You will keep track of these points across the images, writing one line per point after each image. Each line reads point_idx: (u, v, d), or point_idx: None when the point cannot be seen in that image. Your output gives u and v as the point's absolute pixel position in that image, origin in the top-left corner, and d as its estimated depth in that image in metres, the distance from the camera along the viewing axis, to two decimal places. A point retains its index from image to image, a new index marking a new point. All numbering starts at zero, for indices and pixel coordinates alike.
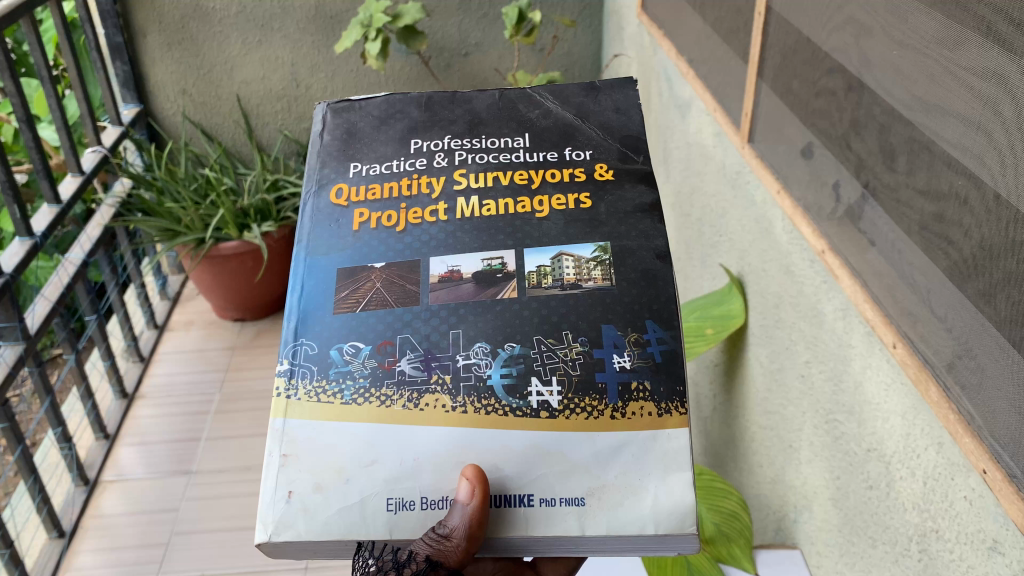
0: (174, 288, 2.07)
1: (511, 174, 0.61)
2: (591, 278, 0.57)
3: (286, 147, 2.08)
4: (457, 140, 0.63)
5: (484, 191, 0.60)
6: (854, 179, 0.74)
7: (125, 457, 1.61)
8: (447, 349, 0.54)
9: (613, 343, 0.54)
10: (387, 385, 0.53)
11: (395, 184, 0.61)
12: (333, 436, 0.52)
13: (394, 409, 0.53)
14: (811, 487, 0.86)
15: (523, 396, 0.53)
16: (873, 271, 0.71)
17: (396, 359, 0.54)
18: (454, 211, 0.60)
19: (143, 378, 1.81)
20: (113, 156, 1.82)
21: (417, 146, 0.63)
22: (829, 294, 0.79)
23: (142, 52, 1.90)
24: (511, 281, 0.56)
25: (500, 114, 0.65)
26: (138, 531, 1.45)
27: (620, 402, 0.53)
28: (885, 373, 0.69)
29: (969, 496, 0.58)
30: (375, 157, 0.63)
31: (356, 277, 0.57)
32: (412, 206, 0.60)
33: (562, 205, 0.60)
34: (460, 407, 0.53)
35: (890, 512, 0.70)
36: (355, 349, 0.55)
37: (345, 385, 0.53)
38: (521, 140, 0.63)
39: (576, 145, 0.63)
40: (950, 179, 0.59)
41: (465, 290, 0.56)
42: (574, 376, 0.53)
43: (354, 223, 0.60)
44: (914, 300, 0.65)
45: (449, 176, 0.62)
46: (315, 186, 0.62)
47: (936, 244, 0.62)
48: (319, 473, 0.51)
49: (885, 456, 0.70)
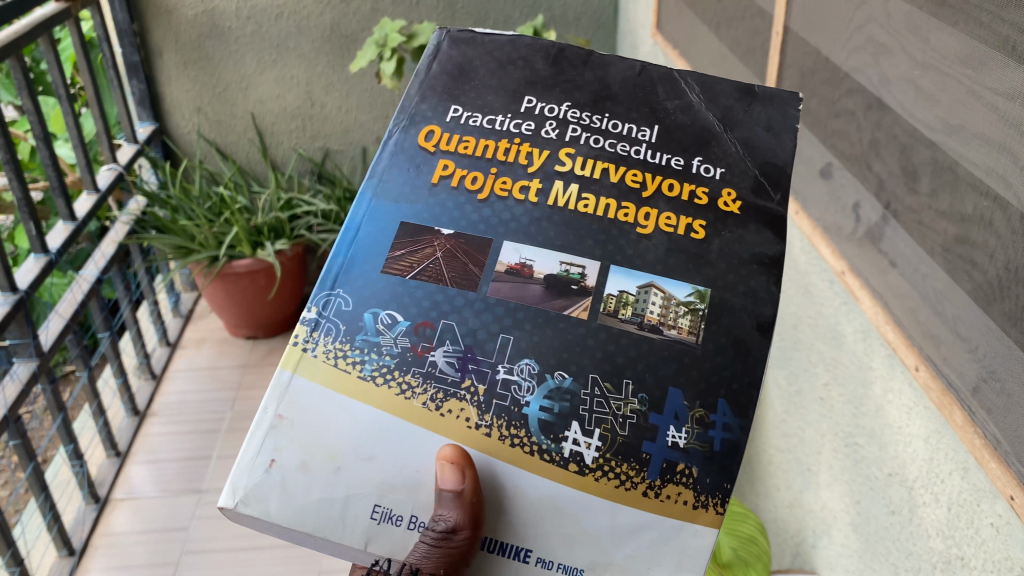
0: (187, 305, 2.07)
1: (624, 171, 0.54)
2: (675, 327, 0.50)
3: (299, 165, 2.09)
4: (575, 112, 0.57)
5: (587, 182, 0.54)
6: (875, 199, 0.74)
7: (136, 475, 1.60)
8: (490, 355, 0.51)
9: (673, 412, 0.49)
10: (413, 373, 0.51)
11: (492, 143, 0.56)
12: (338, 414, 0.50)
13: (411, 403, 0.50)
14: (831, 512, 0.85)
15: (556, 438, 0.49)
16: (894, 292, 0.71)
17: (431, 345, 0.51)
18: (547, 194, 0.54)
19: (155, 395, 1.81)
20: (128, 174, 1.83)
21: (528, 106, 0.57)
22: (849, 315, 0.78)
23: (158, 70, 1.92)
24: (586, 298, 0.51)
25: (633, 93, 0.57)
26: (147, 550, 1.44)
27: (659, 480, 0.49)
28: (907, 396, 0.68)
29: (995, 523, 0.57)
30: (480, 107, 0.57)
31: (418, 238, 0.54)
32: (502, 175, 0.55)
33: (670, 226, 0.52)
34: (485, 427, 0.50)
35: (913, 538, 0.68)
36: (390, 321, 0.52)
37: (368, 357, 0.51)
38: (648, 132, 0.56)
39: (708, 156, 0.54)
40: (975, 201, 0.58)
41: (531, 293, 0.52)
42: (619, 435, 0.49)
43: (434, 175, 0.56)
44: (937, 322, 0.64)
45: (553, 152, 0.55)
46: (407, 120, 0.58)
47: (960, 266, 0.61)
48: (310, 451, 0.49)
49: (908, 481, 0.68)
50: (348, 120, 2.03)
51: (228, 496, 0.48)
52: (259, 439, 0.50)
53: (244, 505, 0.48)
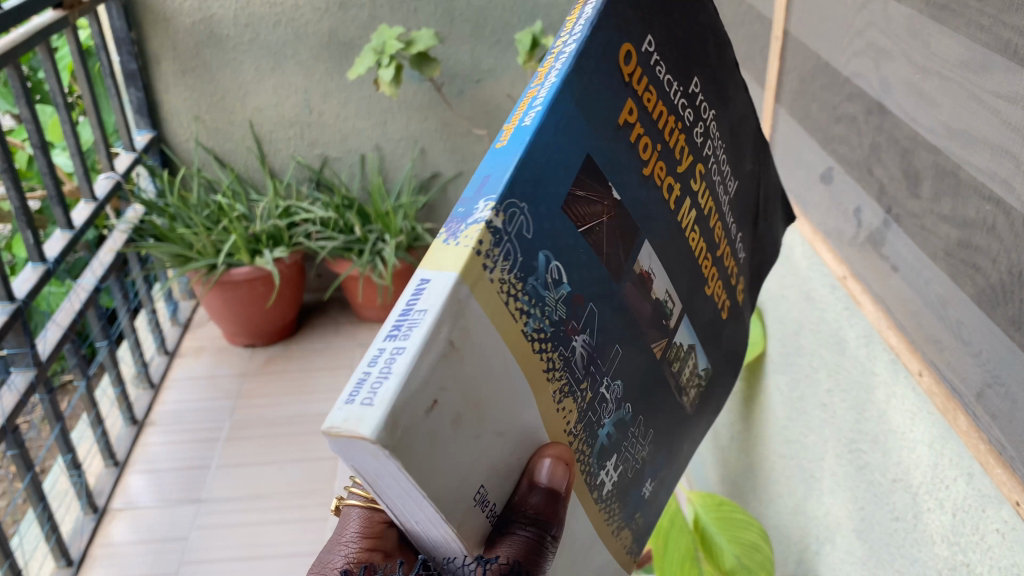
0: (186, 313, 2.07)
1: (716, 217, 0.50)
2: (688, 392, 0.52)
3: (298, 172, 2.08)
4: (712, 122, 0.49)
5: (699, 212, 0.48)
6: (876, 203, 0.73)
7: (135, 485, 1.60)
8: (606, 365, 0.42)
9: (657, 467, 0.50)
10: (559, 353, 0.38)
11: (663, 110, 0.44)
12: (496, 364, 0.35)
13: (547, 391, 0.39)
14: (834, 518, 0.84)
15: (600, 464, 0.44)
16: (897, 297, 0.70)
17: (577, 328, 0.39)
18: (680, 205, 0.46)
19: (154, 404, 1.80)
20: (126, 183, 1.83)
21: (694, 91, 0.46)
22: (851, 320, 0.78)
23: (156, 79, 1.92)
24: (665, 336, 0.47)
25: (739, 131, 0.52)
26: (145, 560, 1.43)
27: (624, 523, 0.48)
28: (910, 402, 0.67)
29: (1001, 529, 0.56)
30: (665, 55, 0.44)
31: (596, 185, 0.39)
32: (661, 156, 0.44)
33: (718, 295, 0.53)
34: (574, 437, 0.41)
35: (917, 545, 0.68)
36: (558, 274, 0.37)
37: (533, 312, 0.36)
38: (732, 182, 0.52)
39: (745, 232, 0.55)
40: (977, 205, 0.58)
41: (645, 310, 0.45)
42: (627, 476, 0.47)
43: (622, 114, 0.41)
44: (940, 327, 0.64)
45: (694, 158, 0.47)
46: (616, 18, 0.40)
47: (963, 271, 0.61)
48: (465, 401, 0.33)
49: (912, 487, 0.68)
50: (346, 127, 2.02)
51: (379, 430, 0.29)
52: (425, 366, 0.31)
53: (395, 458, 0.30)
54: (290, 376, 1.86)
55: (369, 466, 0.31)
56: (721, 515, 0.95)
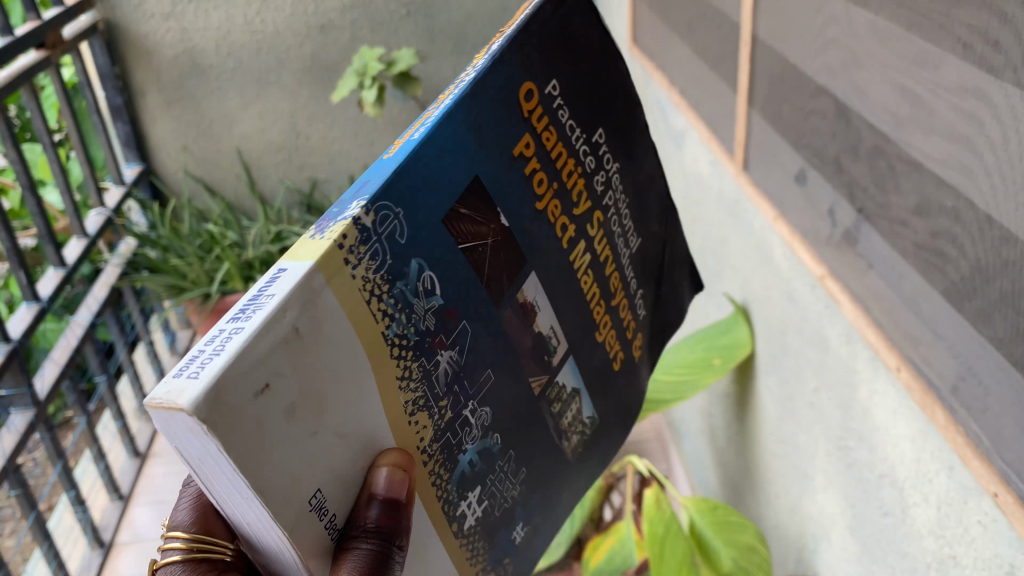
0: (184, 342, 2.08)
1: (614, 271, 0.57)
2: (569, 439, 0.55)
3: (288, 197, 2.10)
4: (614, 191, 0.55)
5: (596, 260, 0.54)
6: (847, 203, 0.74)
7: (140, 517, 1.60)
8: (473, 387, 0.43)
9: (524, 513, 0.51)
10: (421, 360, 0.39)
11: (566, 166, 0.50)
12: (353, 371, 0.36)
13: (396, 394, 0.38)
14: (828, 516, 0.85)
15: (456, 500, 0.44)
16: (873, 294, 0.71)
17: (446, 342, 0.41)
18: (572, 248, 0.52)
19: (156, 436, 1.81)
20: (117, 217, 1.85)
21: (596, 140, 0.53)
22: (831, 319, 0.79)
23: (142, 112, 1.93)
24: (547, 369, 0.51)
25: (641, 203, 0.59)
26: None
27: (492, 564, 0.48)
28: (892, 398, 0.68)
29: (983, 520, 0.57)
30: (574, 108, 0.50)
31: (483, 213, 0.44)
32: (559, 199, 0.50)
33: (612, 350, 0.58)
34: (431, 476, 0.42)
35: (907, 539, 0.68)
36: (430, 286, 0.39)
37: (398, 317, 0.37)
38: (632, 244, 0.59)
39: (649, 292, 0.63)
40: (942, 199, 0.58)
41: (524, 341, 0.48)
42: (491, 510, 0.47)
43: (519, 158, 0.46)
44: (914, 322, 0.64)
45: (592, 207, 0.53)
46: (518, 58, 0.45)
47: (932, 264, 0.61)
48: (303, 396, 0.33)
49: (898, 482, 0.68)
50: (333, 150, 2.04)
51: (198, 403, 0.29)
52: (262, 340, 0.31)
53: (215, 436, 0.29)
54: None
55: (195, 451, 0.31)
56: (716, 517, 0.97)
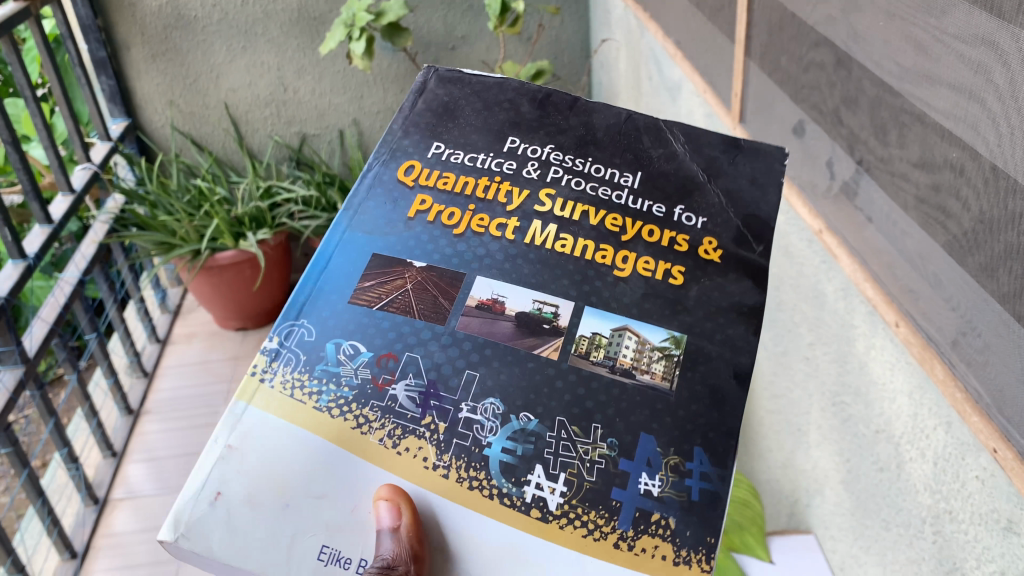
0: (175, 300, 2.07)
1: (604, 214, 0.52)
2: (649, 371, 0.48)
3: (277, 152, 2.07)
4: (558, 153, 0.55)
5: (566, 222, 0.52)
6: (847, 155, 0.72)
7: (134, 474, 1.60)
8: (455, 392, 0.47)
9: (646, 460, 0.46)
10: (371, 407, 0.47)
11: (471, 179, 0.54)
12: (290, 446, 0.46)
13: (366, 439, 0.47)
14: (822, 471, 0.85)
15: (517, 482, 0.45)
16: (871, 248, 0.70)
17: (393, 379, 0.48)
18: (523, 231, 0.52)
19: (148, 394, 1.81)
20: (104, 173, 1.82)
21: (511, 146, 0.56)
22: (828, 273, 0.78)
23: (126, 66, 1.88)
24: (557, 337, 0.49)
25: (617, 139, 0.56)
26: (149, 548, 1.44)
27: (631, 531, 0.44)
28: (889, 353, 0.67)
29: (981, 476, 0.56)
30: (462, 143, 0.56)
31: (390, 268, 0.51)
32: (480, 211, 0.53)
33: (648, 271, 0.50)
34: (441, 468, 0.46)
35: (902, 494, 0.68)
36: (353, 351, 0.49)
37: (326, 388, 0.48)
38: (630, 177, 0.54)
39: (689, 204, 0.52)
40: (945, 151, 0.57)
41: (501, 329, 0.49)
42: (586, 480, 0.45)
43: (411, 210, 0.54)
44: (914, 276, 0.63)
45: (533, 192, 0.54)
46: (387, 154, 0.56)
47: (934, 218, 0.60)
48: (259, 483, 0.45)
49: (894, 437, 0.68)
50: (322, 103, 2.01)
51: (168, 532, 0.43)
52: (204, 471, 0.45)
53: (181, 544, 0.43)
54: None
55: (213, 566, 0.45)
56: None
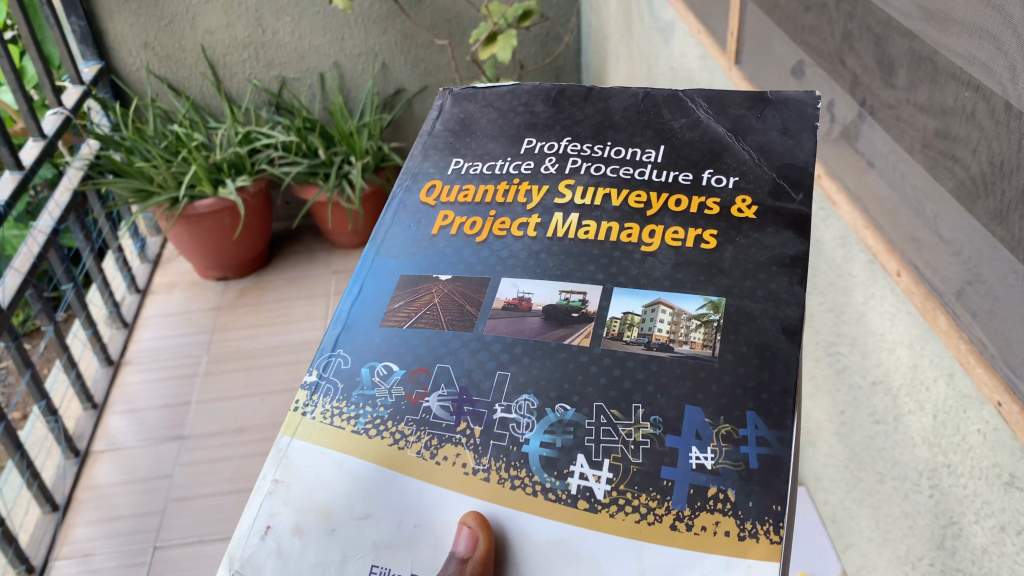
0: (154, 249, 2.03)
1: (627, 193, 0.49)
2: (687, 342, 0.41)
3: (256, 97, 2.01)
4: (575, 145, 0.52)
5: (587, 210, 0.49)
6: (849, 96, 0.69)
7: (116, 425, 1.58)
8: (487, 394, 0.42)
9: (694, 432, 0.39)
10: (407, 422, 0.43)
11: (491, 186, 0.51)
12: (333, 470, 0.42)
13: (405, 454, 0.42)
14: (815, 422, 0.84)
15: (560, 475, 0.39)
16: (873, 194, 0.67)
17: (426, 391, 0.43)
18: (546, 226, 0.49)
19: (128, 344, 1.78)
20: (77, 118, 1.76)
21: (529, 146, 0.53)
22: (826, 221, 0.75)
23: (97, 6, 1.81)
24: (586, 325, 0.44)
25: (637, 120, 0.52)
26: (133, 500, 1.43)
27: (688, 510, 0.37)
28: (889, 303, 0.65)
29: (983, 429, 0.55)
30: (480, 151, 0.54)
31: (417, 286, 0.48)
32: (501, 215, 0.50)
33: (678, 240, 0.45)
34: (482, 472, 0.40)
35: (898, 447, 0.67)
36: (386, 371, 0.45)
37: (362, 410, 0.43)
38: (653, 153, 0.50)
39: (719, 166, 0.48)
40: (955, 92, 0.54)
41: (529, 326, 0.45)
42: (632, 464, 0.39)
43: (434, 226, 0.51)
44: (918, 224, 0.61)
45: (553, 186, 0.51)
46: (410, 180, 0.54)
47: (941, 163, 0.57)
48: (304, 513, 0.41)
49: (892, 389, 0.66)
50: (302, 46, 1.94)
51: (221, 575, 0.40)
52: (253, 507, 0.41)
53: None
54: (264, 307, 1.85)
55: None
56: None
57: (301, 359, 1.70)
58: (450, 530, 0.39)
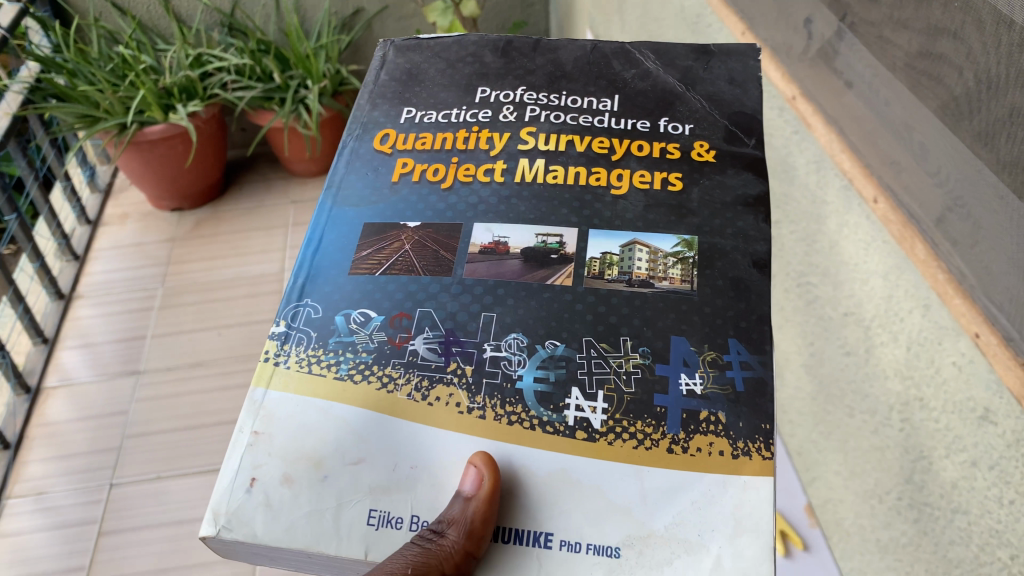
0: (105, 178, 1.95)
1: (590, 140, 0.51)
2: (666, 278, 0.45)
3: (206, 16, 1.90)
4: (531, 94, 0.54)
5: (552, 155, 0.50)
6: (827, 11, 0.64)
7: (69, 360, 1.53)
8: (475, 335, 0.44)
9: (682, 360, 0.42)
10: (393, 366, 0.44)
11: (449, 135, 0.53)
12: (318, 417, 0.42)
13: (395, 397, 0.43)
14: (783, 354, 0.82)
15: (557, 409, 0.42)
16: (850, 116, 0.63)
17: (410, 335, 0.44)
18: (513, 172, 0.50)
19: (80, 277, 1.72)
20: (13, 38, 1.64)
21: (482, 95, 0.54)
22: (801, 146, 0.72)
23: None
24: (567, 266, 0.46)
25: (589, 70, 0.55)
26: (88, 437, 1.39)
27: (682, 433, 0.40)
28: (865, 231, 0.62)
29: (958, 361, 0.53)
30: (434, 104, 0.55)
31: (384, 234, 0.49)
32: (464, 162, 0.51)
33: (646, 183, 0.48)
34: (477, 410, 0.42)
35: (869, 380, 0.65)
36: (364, 318, 0.45)
37: (343, 357, 0.44)
38: (608, 102, 0.53)
39: (674, 115, 0.51)
40: (944, 4, 0.49)
41: (509, 268, 0.46)
42: (626, 393, 0.42)
43: (395, 174, 0.52)
44: (898, 148, 0.57)
45: (514, 133, 0.52)
46: (360, 130, 0.54)
47: (925, 83, 0.53)
48: (292, 462, 0.41)
49: (865, 320, 0.64)
50: None
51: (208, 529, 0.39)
52: (233, 460, 0.41)
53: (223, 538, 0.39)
54: (221, 238, 1.79)
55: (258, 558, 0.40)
56: None
57: (260, 291, 1.66)
58: (449, 469, 0.41)
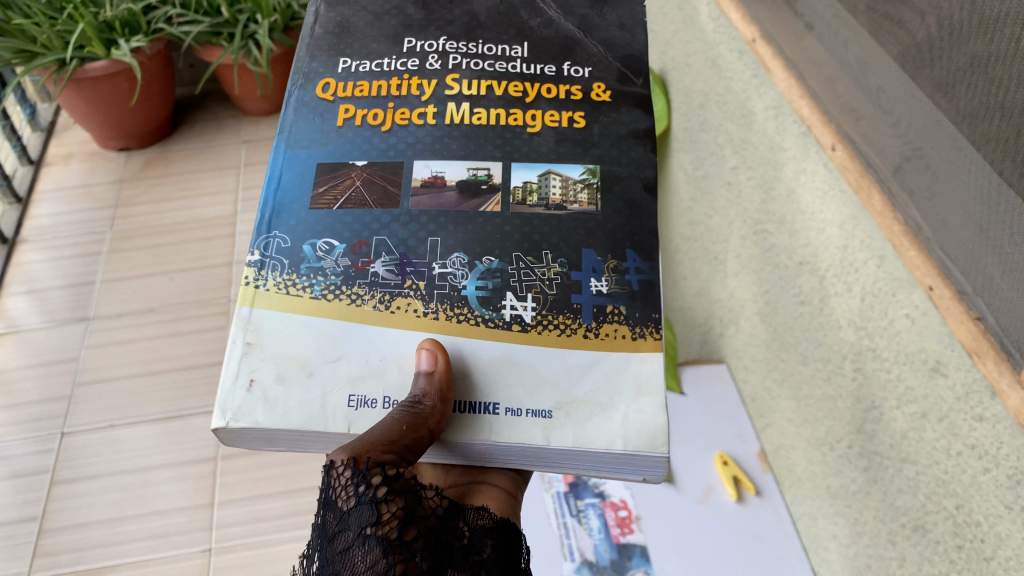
0: (46, 117, 1.88)
1: (507, 84, 0.52)
2: (577, 202, 0.49)
3: None
4: (453, 44, 0.53)
5: (477, 99, 0.51)
6: None
7: (16, 306, 1.49)
8: (424, 256, 0.46)
9: (591, 268, 0.47)
10: (359, 286, 0.46)
11: (386, 82, 0.51)
12: (299, 329, 0.44)
13: (363, 309, 0.45)
14: (738, 301, 0.82)
15: (496, 308, 0.45)
16: (812, 60, 0.62)
17: (370, 260, 0.46)
18: (444, 116, 0.51)
19: (24, 220, 1.66)
20: None
21: (411, 46, 0.53)
22: (759, 90, 0.70)
23: None
24: (496, 196, 0.48)
25: (503, 19, 0.54)
26: (38, 384, 1.36)
27: (592, 323, 0.45)
28: (821, 180, 0.61)
29: (911, 314, 0.52)
30: (366, 53, 0.53)
31: (336, 173, 0.49)
32: (401, 107, 0.51)
33: (557, 122, 0.51)
34: (432, 313, 0.45)
35: (822, 329, 0.65)
36: (328, 247, 0.46)
37: (316, 280, 0.45)
38: (519, 49, 0.53)
39: (576, 60, 0.53)
40: None
41: (447, 200, 0.48)
42: (549, 294, 0.46)
43: (338, 119, 0.51)
44: (858, 95, 0.56)
45: (443, 80, 0.51)
46: (302, 79, 0.52)
47: (886, 28, 0.51)
48: (282, 363, 0.43)
49: (820, 269, 0.64)
50: None
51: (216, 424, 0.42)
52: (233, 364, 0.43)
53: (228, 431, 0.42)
54: (171, 179, 1.74)
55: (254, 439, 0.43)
56: None
57: (212, 235, 1.62)
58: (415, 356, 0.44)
